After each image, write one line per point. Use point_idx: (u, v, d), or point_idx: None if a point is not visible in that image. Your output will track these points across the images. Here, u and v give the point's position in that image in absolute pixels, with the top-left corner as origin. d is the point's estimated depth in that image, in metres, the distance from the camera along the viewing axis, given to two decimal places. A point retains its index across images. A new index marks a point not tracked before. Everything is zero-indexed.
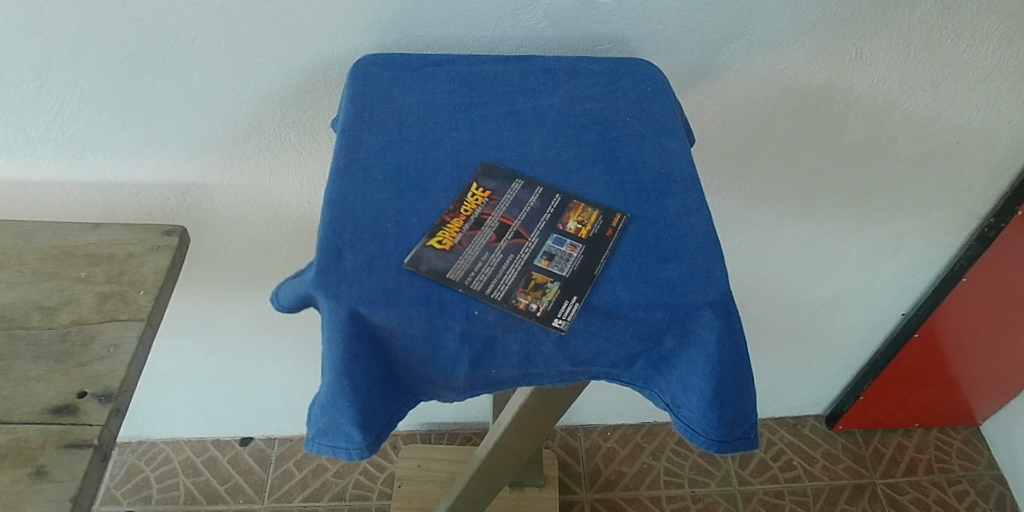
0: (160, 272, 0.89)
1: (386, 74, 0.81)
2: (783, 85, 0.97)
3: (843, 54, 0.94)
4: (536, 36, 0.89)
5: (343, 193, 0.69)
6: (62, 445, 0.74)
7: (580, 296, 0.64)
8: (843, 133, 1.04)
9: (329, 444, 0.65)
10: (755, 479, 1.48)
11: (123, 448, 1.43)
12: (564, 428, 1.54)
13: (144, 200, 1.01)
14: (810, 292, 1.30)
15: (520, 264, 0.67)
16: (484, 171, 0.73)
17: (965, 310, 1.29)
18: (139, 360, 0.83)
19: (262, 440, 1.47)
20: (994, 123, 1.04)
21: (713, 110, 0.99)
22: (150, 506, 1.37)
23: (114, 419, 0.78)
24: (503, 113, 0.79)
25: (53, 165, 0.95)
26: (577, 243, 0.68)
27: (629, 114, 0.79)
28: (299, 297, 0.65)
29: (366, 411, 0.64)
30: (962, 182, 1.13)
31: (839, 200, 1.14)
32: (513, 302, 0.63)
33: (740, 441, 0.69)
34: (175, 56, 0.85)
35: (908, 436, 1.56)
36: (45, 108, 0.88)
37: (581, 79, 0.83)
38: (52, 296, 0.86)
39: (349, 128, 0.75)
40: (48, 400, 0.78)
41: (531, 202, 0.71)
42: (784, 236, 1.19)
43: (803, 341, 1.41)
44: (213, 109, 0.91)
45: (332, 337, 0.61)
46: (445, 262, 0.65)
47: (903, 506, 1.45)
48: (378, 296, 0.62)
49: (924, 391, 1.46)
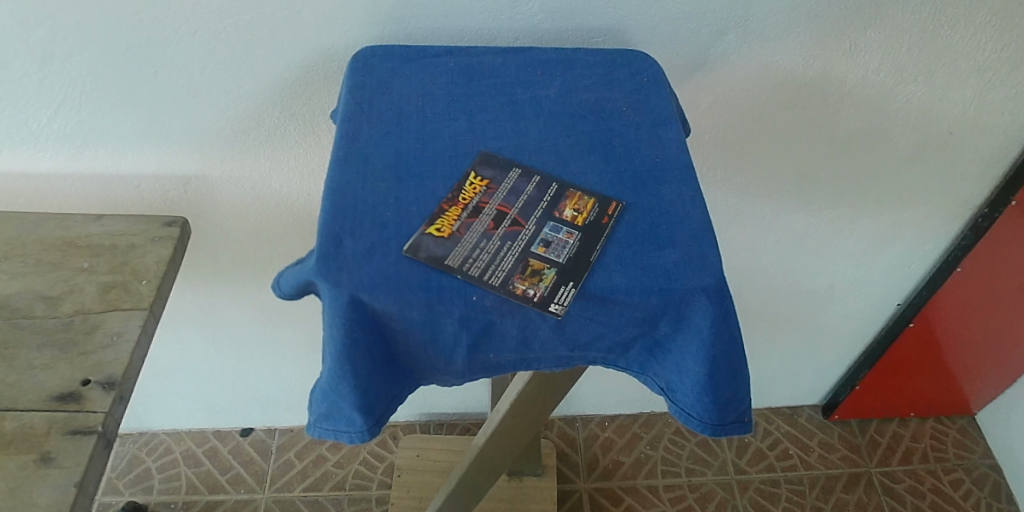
0: (162, 262, 0.90)
1: (385, 65, 0.82)
2: (777, 77, 0.98)
3: (836, 46, 0.96)
4: (533, 28, 0.90)
5: (343, 182, 0.70)
6: (67, 432, 0.75)
7: (576, 282, 0.65)
8: (837, 124, 1.05)
9: (331, 428, 0.66)
10: (752, 468, 1.49)
11: (124, 439, 1.44)
12: (562, 418, 1.55)
13: (145, 191, 1.02)
14: (805, 281, 1.31)
15: (517, 251, 0.68)
16: (481, 160, 0.74)
17: (959, 301, 1.30)
18: (142, 348, 0.84)
19: (262, 431, 1.48)
20: (986, 114, 1.05)
21: (709, 101, 1.00)
22: (152, 496, 1.38)
23: (117, 407, 0.79)
24: (500, 103, 0.80)
25: (55, 158, 0.96)
26: (573, 230, 0.69)
27: (625, 104, 0.80)
28: (301, 283, 0.66)
29: (367, 395, 0.65)
30: (955, 172, 1.14)
31: (834, 190, 1.15)
32: (510, 288, 0.64)
33: (734, 425, 0.70)
34: (177, 49, 0.86)
35: (903, 426, 1.57)
36: (47, 101, 0.89)
37: (578, 70, 0.84)
38: (55, 287, 0.87)
39: (348, 118, 0.76)
40: (52, 388, 0.79)
41: (528, 191, 0.72)
42: (780, 227, 1.20)
43: (799, 331, 1.42)
44: (214, 101, 0.92)
45: (333, 322, 0.62)
46: (444, 249, 0.66)
47: (897, 494, 1.47)
48: (379, 282, 0.63)
49: (920, 380, 1.47)
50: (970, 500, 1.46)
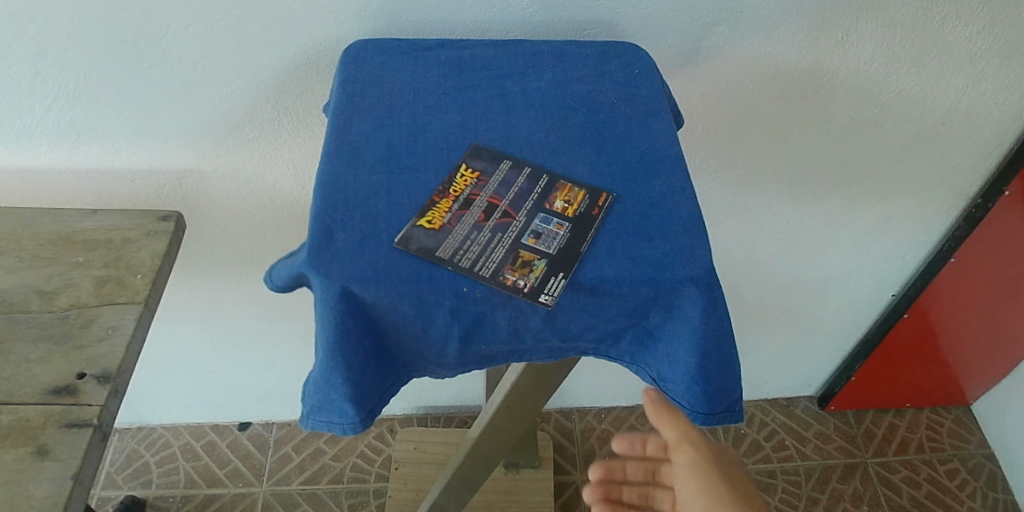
0: (156, 256, 0.91)
1: (377, 59, 0.82)
2: (770, 68, 0.99)
3: (828, 37, 0.96)
4: (525, 21, 0.90)
5: (335, 175, 0.70)
6: (63, 425, 0.76)
7: (566, 273, 0.66)
8: (829, 115, 1.05)
9: (324, 419, 0.67)
10: (748, 459, 1.50)
11: (123, 433, 1.45)
12: (559, 411, 1.56)
13: (140, 186, 1.02)
14: (799, 272, 1.32)
15: (508, 242, 0.68)
16: (473, 152, 0.75)
17: (953, 292, 1.31)
18: (138, 341, 0.85)
19: (260, 425, 1.49)
20: (979, 104, 1.06)
21: (700, 93, 1.01)
22: (151, 491, 1.38)
23: (112, 400, 0.79)
24: (491, 96, 0.80)
25: (50, 152, 0.96)
26: (563, 221, 0.69)
27: (616, 96, 0.80)
28: (292, 276, 0.67)
29: (360, 386, 0.65)
30: (950, 162, 1.14)
31: (827, 182, 1.16)
32: (500, 279, 0.65)
33: (724, 414, 0.70)
34: (170, 43, 0.86)
35: (899, 416, 1.58)
36: (41, 97, 0.89)
37: (570, 62, 0.84)
38: (50, 282, 0.87)
39: (339, 112, 0.76)
40: (48, 382, 0.80)
41: (519, 183, 0.73)
42: (773, 218, 1.20)
43: (794, 321, 1.43)
44: (207, 95, 0.92)
45: (324, 313, 0.63)
46: (434, 241, 0.66)
47: (893, 485, 1.47)
48: (371, 274, 0.63)
49: (916, 371, 1.48)
50: (965, 489, 1.47)
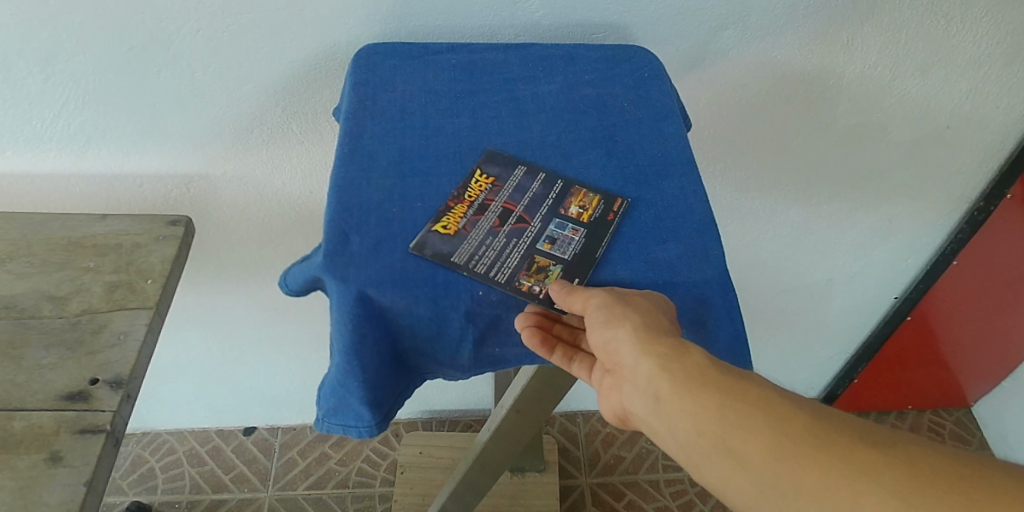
0: (166, 261, 0.91)
1: (388, 63, 0.83)
2: (775, 71, 0.99)
3: (833, 41, 0.97)
4: (534, 25, 0.90)
5: (349, 179, 0.70)
6: (76, 430, 0.76)
7: (582, 278, 0.66)
8: (833, 119, 1.06)
9: (340, 423, 0.67)
10: None
11: (128, 439, 1.45)
12: (564, 414, 1.56)
13: (148, 190, 1.02)
14: (803, 275, 1.32)
15: (523, 248, 0.68)
16: (486, 158, 0.75)
17: (955, 294, 1.32)
18: (149, 347, 0.84)
19: (265, 429, 1.49)
20: (982, 108, 1.06)
21: (707, 96, 1.01)
22: (156, 496, 1.38)
23: (125, 405, 0.79)
24: (503, 100, 0.80)
25: (59, 157, 0.96)
26: (579, 227, 0.70)
27: (627, 100, 0.81)
28: (308, 280, 0.67)
29: (376, 391, 0.65)
30: (953, 165, 1.15)
31: (831, 185, 1.16)
32: (516, 285, 0.65)
33: None
34: (179, 48, 0.86)
35: (902, 418, 1.58)
36: (50, 102, 0.89)
37: (580, 65, 0.84)
38: (61, 287, 0.87)
39: (352, 116, 0.76)
40: (60, 388, 0.79)
41: (533, 188, 0.73)
42: (779, 221, 1.21)
43: (798, 323, 1.43)
44: (215, 99, 0.92)
45: (340, 318, 0.63)
46: (450, 246, 0.66)
47: None
48: (387, 279, 0.63)
49: (917, 373, 1.49)
50: None
